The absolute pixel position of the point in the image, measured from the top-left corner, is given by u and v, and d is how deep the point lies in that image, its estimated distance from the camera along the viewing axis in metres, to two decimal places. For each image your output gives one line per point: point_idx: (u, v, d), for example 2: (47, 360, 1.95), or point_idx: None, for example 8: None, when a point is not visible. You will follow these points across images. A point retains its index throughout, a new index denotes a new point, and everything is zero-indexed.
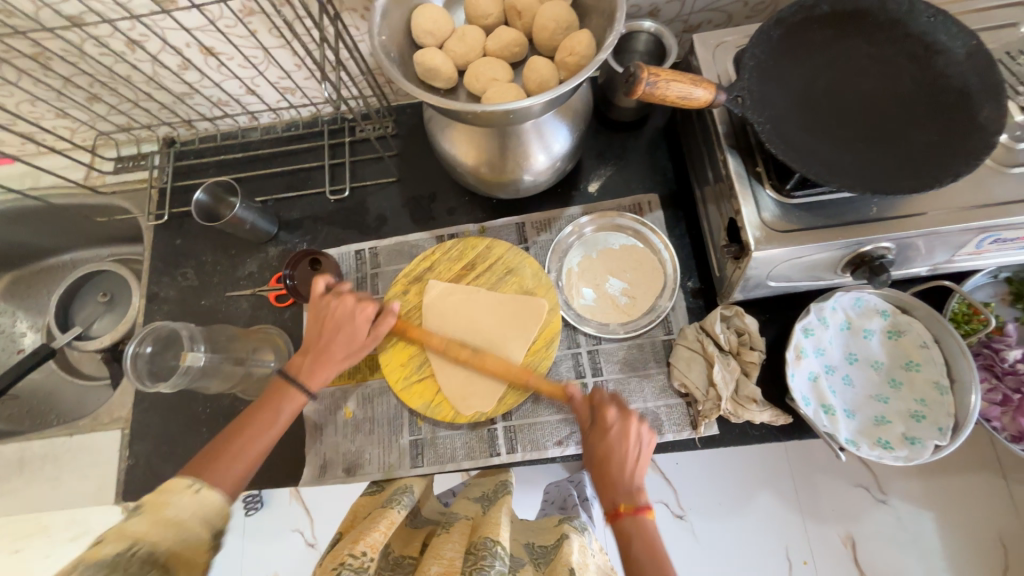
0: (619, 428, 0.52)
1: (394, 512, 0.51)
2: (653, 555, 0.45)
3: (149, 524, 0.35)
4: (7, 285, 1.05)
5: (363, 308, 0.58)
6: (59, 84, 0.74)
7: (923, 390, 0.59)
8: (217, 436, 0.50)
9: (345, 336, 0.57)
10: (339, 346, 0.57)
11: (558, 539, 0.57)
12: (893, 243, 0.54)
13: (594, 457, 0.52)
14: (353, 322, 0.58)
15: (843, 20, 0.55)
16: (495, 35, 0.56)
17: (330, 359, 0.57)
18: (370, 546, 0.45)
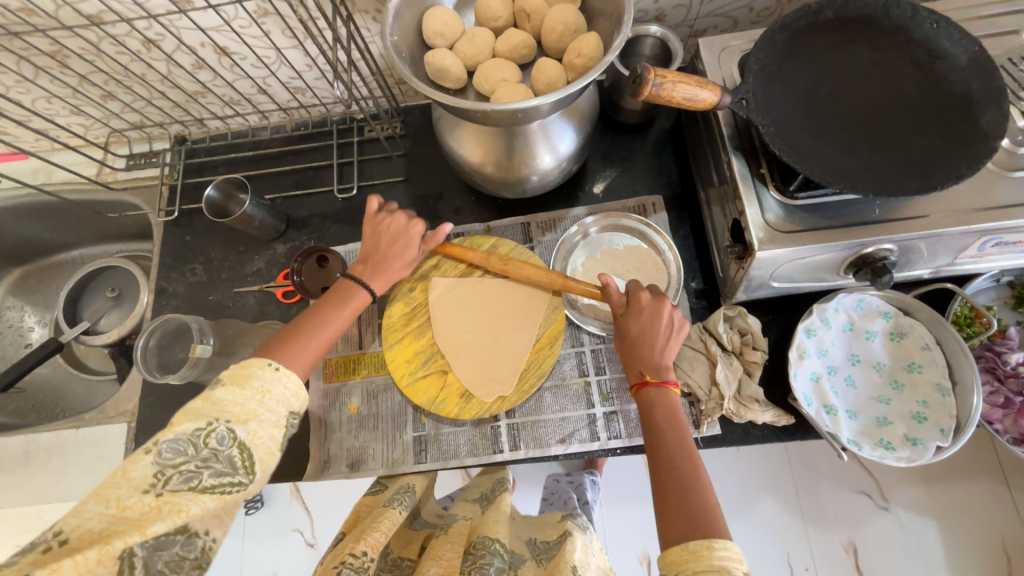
0: (650, 309, 0.55)
1: (395, 512, 0.52)
2: (671, 421, 0.49)
3: (230, 402, 0.38)
4: (16, 280, 1.06)
5: (415, 226, 0.62)
6: (75, 81, 0.75)
7: (925, 391, 0.60)
8: (286, 325, 0.52)
9: (399, 249, 0.61)
10: (396, 263, 0.61)
11: (560, 536, 0.59)
12: (896, 244, 0.55)
13: (621, 334, 0.55)
14: (407, 239, 0.62)
15: (846, 26, 0.56)
16: (505, 37, 0.57)
17: (388, 270, 0.60)
18: (371, 545, 0.47)
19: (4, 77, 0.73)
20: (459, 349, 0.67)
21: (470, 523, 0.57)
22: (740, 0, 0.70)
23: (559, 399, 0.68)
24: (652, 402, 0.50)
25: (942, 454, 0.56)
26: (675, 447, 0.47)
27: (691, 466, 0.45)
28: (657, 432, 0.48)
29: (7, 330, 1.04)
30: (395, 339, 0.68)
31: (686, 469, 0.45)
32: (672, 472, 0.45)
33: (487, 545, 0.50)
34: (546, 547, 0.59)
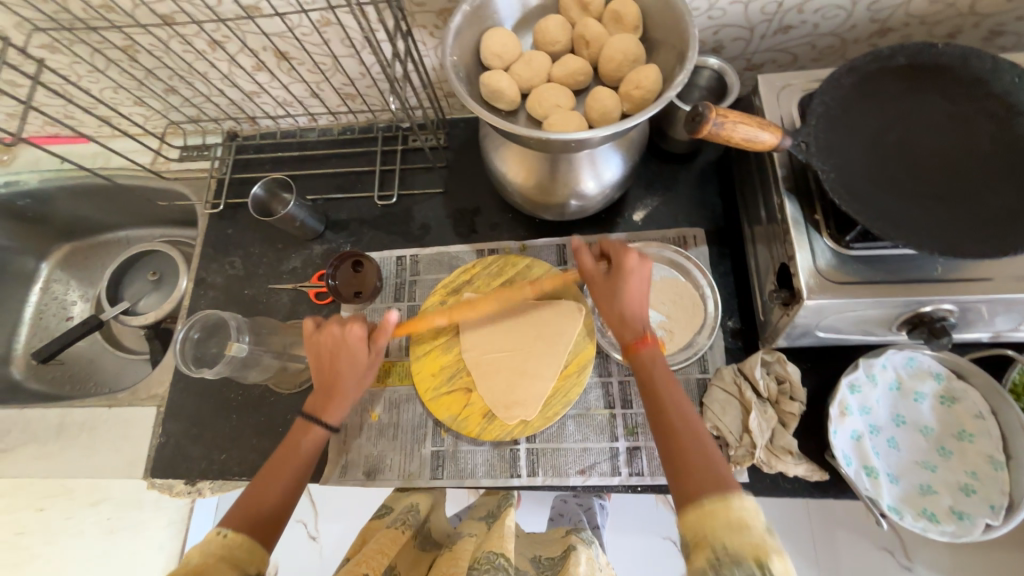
0: (638, 268, 0.56)
1: (399, 534, 0.53)
2: (664, 383, 0.52)
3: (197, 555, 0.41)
4: (64, 255, 1.11)
5: (352, 330, 0.58)
6: (142, 75, 0.78)
7: (976, 463, 0.56)
8: (252, 480, 0.52)
9: (347, 362, 0.57)
10: (346, 379, 0.58)
11: (565, 549, 0.58)
12: (957, 305, 0.52)
13: (609, 299, 0.56)
14: (352, 349, 0.58)
15: (919, 74, 0.54)
16: (562, 63, 0.57)
17: (341, 391, 0.57)
18: (373, 567, 0.46)
19: (77, 67, 0.77)
20: (484, 368, 0.66)
21: (474, 539, 0.56)
22: (804, 37, 0.68)
23: (582, 428, 0.67)
24: (646, 364, 0.54)
25: (992, 533, 0.53)
26: (673, 412, 0.50)
27: (688, 424, 0.49)
28: (657, 397, 0.51)
29: (52, 302, 1.09)
30: (423, 351, 0.69)
31: (684, 426, 0.48)
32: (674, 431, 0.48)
33: (491, 560, 0.48)
34: (549, 563, 0.58)
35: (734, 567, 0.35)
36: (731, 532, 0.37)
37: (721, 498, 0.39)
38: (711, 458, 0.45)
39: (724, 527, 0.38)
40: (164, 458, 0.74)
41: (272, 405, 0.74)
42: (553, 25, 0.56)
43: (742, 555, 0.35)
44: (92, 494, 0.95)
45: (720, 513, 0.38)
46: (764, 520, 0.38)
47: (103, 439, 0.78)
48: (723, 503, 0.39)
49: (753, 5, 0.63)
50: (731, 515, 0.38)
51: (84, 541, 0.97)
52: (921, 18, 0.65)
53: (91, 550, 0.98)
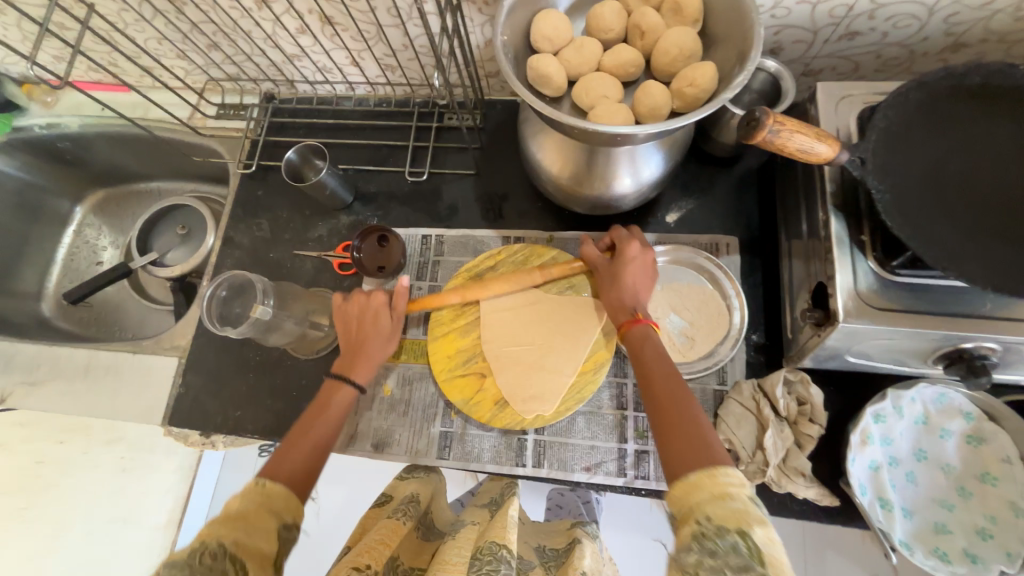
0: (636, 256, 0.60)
1: (399, 523, 0.54)
2: (658, 361, 0.52)
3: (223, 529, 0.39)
4: (99, 201, 1.13)
5: (376, 297, 0.64)
6: (187, 28, 0.78)
7: (996, 507, 0.54)
8: (285, 437, 0.53)
9: (374, 324, 0.63)
10: (373, 339, 0.62)
11: (569, 542, 0.59)
12: (1001, 344, 0.50)
13: (609, 284, 0.60)
14: (377, 316, 0.63)
15: (993, 96, 0.51)
16: (614, 52, 0.55)
17: (366, 350, 0.61)
18: (374, 559, 0.48)
19: (125, 15, 0.77)
20: (500, 355, 0.66)
21: (475, 528, 0.57)
22: (870, 45, 0.65)
23: (592, 426, 0.67)
24: (641, 342, 0.54)
25: None
26: (661, 382, 0.50)
27: (684, 400, 0.48)
28: (652, 375, 0.51)
29: (84, 246, 1.12)
30: (440, 333, 0.69)
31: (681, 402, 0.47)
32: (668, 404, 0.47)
33: (493, 550, 0.49)
34: (555, 554, 0.59)
35: (716, 532, 0.35)
36: (715, 503, 0.37)
37: (704, 470, 0.39)
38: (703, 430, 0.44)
39: (710, 499, 0.37)
40: (182, 409, 0.77)
41: (288, 369, 0.76)
42: (609, 12, 0.54)
43: (725, 526, 0.35)
44: (109, 433, 1.00)
45: (706, 483, 0.38)
46: (749, 491, 0.38)
47: (125, 384, 0.81)
48: (710, 472, 0.39)
49: (821, 7, 0.60)
50: (716, 488, 0.38)
51: (99, 477, 1.02)
52: (1002, 35, 0.60)
53: (105, 486, 1.03)
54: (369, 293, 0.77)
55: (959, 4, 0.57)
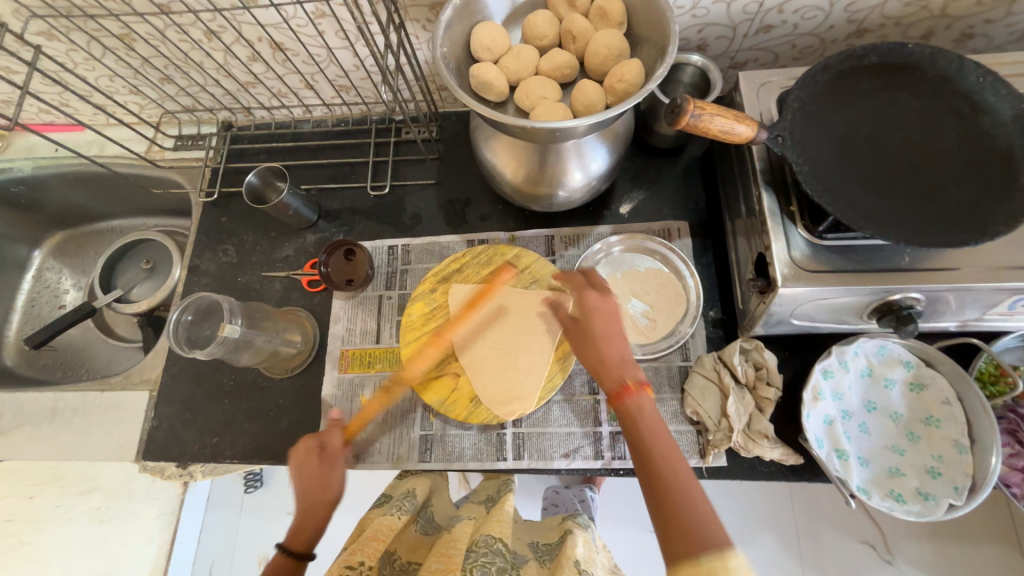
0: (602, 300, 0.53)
1: (394, 518, 0.55)
2: (653, 437, 0.46)
3: None
4: (58, 243, 1.12)
5: (303, 442, 0.58)
6: (138, 64, 0.79)
7: (941, 447, 0.58)
8: None
9: (309, 476, 0.55)
10: (315, 489, 0.54)
11: (562, 534, 0.60)
12: (923, 293, 0.54)
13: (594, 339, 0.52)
14: (319, 464, 0.56)
15: (890, 72, 0.56)
16: (549, 56, 0.59)
17: (312, 504, 0.53)
18: (368, 555, 0.49)
19: (73, 55, 0.77)
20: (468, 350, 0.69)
21: (472, 522, 0.60)
22: (784, 36, 0.71)
23: (567, 413, 0.69)
24: (633, 410, 0.47)
25: (955, 513, 0.55)
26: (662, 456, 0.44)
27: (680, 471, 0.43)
28: (644, 450, 0.45)
29: (44, 290, 1.10)
30: (413, 337, 0.71)
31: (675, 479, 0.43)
32: (664, 484, 0.43)
33: (489, 544, 0.53)
34: (548, 549, 0.60)
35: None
36: None
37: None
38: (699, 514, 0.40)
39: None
40: (157, 442, 0.75)
41: (264, 390, 0.76)
42: (540, 20, 0.58)
43: None
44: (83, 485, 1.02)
45: None
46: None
47: (94, 423, 0.79)
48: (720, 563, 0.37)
49: (735, 4, 0.65)
50: None
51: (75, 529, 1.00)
52: (896, 20, 0.67)
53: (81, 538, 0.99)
54: (340, 307, 0.78)
55: None
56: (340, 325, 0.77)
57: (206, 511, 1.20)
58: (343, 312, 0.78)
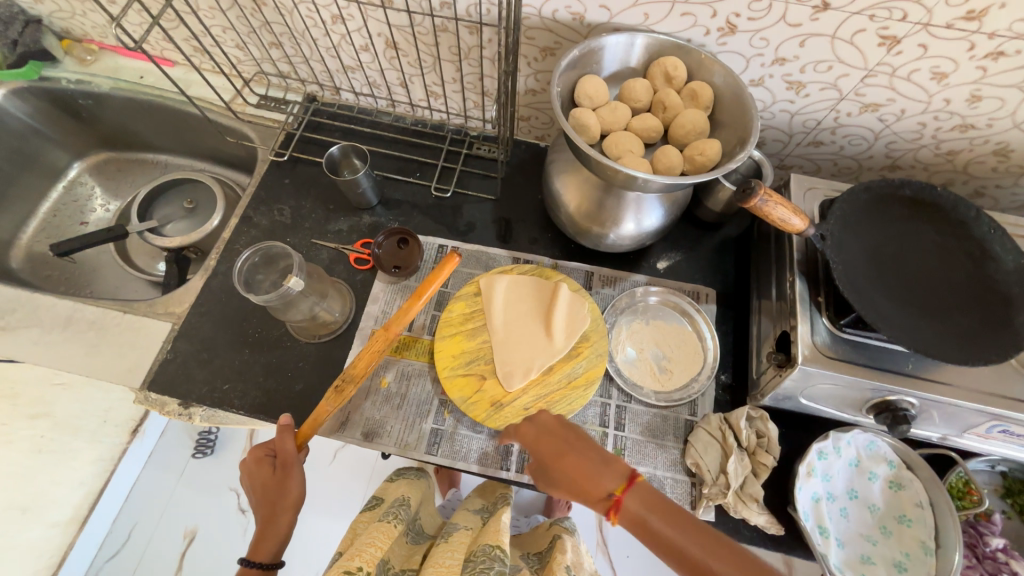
0: (545, 423, 0.59)
1: (390, 526, 0.61)
2: (662, 527, 0.47)
3: None
4: (100, 163, 1.13)
5: (254, 459, 0.64)
6: (256, 25, 0.85)
7: (910, 545, 0.64)
8: None
9: (268, 487, 0.62)
10: (276, 498, 0.61)
11: (552, 540, 0.68)
12: (919, 399, 0.61)
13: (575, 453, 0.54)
14: (273, 471, 0.63)
15: (918, 206, 0.66)
16: (640, 117, 0.67)
17: (273, 516, 0.61)
18: (366, 560, 0.55)
19: (201, 1, 0.82)
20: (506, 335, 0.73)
21: (470, 532, 0.66)
22: (830, 153, 0.81)
23: None
24: (637, 514, 0.48)
25: None
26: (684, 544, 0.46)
27: (721, 557, 0.44)
28: (679, 553, 0.45)
29: (73, 203, 1.10)
30: (448, 332, 0.73)
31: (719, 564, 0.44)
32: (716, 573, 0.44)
33: (487, 552, 0.58)
34: (539, 557, 0.68)
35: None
36: None
37: None
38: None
39: None
40: (165, 375, 0.75)
41: (287, 349, 0.77)
42: (639, 86, 0.66)
43: None
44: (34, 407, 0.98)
45: None
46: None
47: (103, 343, 0.78)
48: None
49: (798, 117, 0.75)
50: None
51: None
52: (924, 165, 0.78)
53: None
54: (380, 289, 0.81)
55: (897, 135, 0.74)
56: (377, 306, 0.80)
57: (145, 467, 1.16)
58: (383, 294, 0.81)
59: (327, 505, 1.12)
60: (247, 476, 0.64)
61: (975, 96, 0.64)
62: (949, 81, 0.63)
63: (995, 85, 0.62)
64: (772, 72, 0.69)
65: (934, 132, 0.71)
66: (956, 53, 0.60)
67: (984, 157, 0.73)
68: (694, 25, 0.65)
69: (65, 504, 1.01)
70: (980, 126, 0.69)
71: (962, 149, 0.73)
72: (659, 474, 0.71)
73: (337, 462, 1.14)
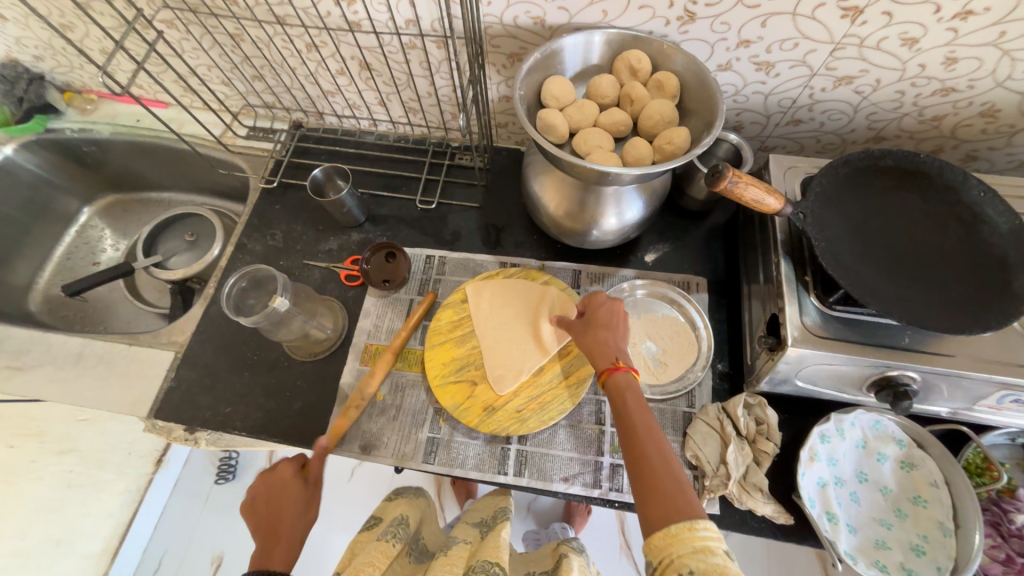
0: (607, 305, 0.64)
1: (388, 545, 0.61)
2: (639, 406, 0.53)
3: None
4: (108, 205, 1.18)
5: (284, 468, 0.62)
6: (237, 60, 0.89)
7: (927, 527, 0.61)
8: None
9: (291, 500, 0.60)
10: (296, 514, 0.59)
11: (558, 559, 0.67)
12: (920, 373, 0.59)
13: (598, 331, 0.62)
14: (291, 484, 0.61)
15: (904, 175, 0.64)
16: (608, 113, 0.67)
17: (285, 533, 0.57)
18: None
19: (184, 43, 0.87)
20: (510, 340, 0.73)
21: (468, 546, 0.66)
22: (811, 131, 0.79)
23: (572, 438, 0.71)
24: (622, 385, 0.55)
25: None
26: (643, 421, 0.52)
27: (661, 450, 0.49)
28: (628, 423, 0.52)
29: (84, 245, 1.15)
30: (438, 341, 0.74)
31: (657, 452, 0.49)
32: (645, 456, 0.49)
33: (486, 568, 0.57)
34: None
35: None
36: (697, 557, 0.41)
37: (688, 523, 0.43)
38: (674, 482, 0.46)
39: (690, 551, 0.41)
40: (171, 402, 0.78)
41: (285, 369, 0.78)
42: (605, 82, 0.67)
43: None
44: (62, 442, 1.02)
45: (686, 537, 0.42)
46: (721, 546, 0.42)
47: (112, 376, 0.81)
48: (689, 526, 0.43)
49: (772, 97, 0.74)
50: (697, 541, 0.42)
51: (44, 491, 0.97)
52: (910, 133, 0.76)
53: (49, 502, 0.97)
54: (371, 303, 0.82)
55: (876, 106, 0.72)
56: (369, 320, 0.81)
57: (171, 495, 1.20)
58: (374, 308, 0.82)
59: (346, 523, 1.13)
60: (258, 489, 0.60)
61: (950, 59, 0.63)
62: (921, 46, 0.62)
63: (969, 45, 0.61)
64: (738, 56, 0.68)
65: (914, 99, 0.70)
66: (923, 17, 0.58)
67: (971, 119, 0.71)
68: (653, 17, 0.65)
69: (94, 537, 1.05)
70: (961, 88, 0.67)
71: (946, 114, 0.71)
72: None
73: (353, 479, 1.15)
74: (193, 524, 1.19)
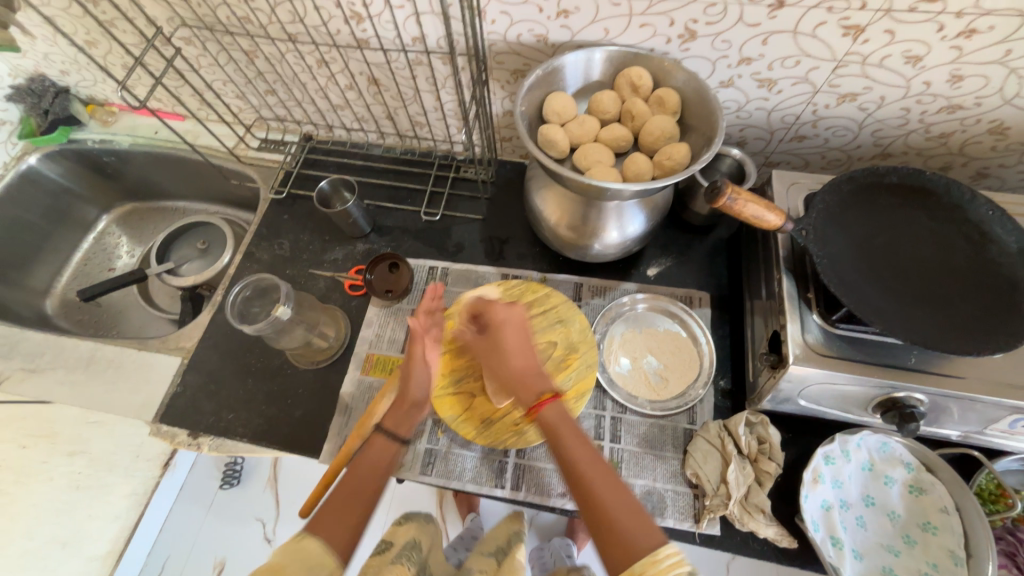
0: (511, 317, 0.68)
1: (406, 566, 0.61)
2: (572, 441, 0.56)
3: None
4: (124, 213, 1.22)
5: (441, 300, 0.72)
6: (251, 75, 0.91)
7: (937, 555, 0.59)
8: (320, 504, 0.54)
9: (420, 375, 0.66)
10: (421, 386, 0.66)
11: None
12: (927, 395, 0.57)
13: (506, 353, 0.65)
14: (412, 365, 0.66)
15: (910, 192, 0.63)
16: (609, 128, 0.68)
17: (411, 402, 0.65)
18: None
19: (201, 59, 0.90)
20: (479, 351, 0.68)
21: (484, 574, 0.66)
22: (815, 147, 0.79)
23: None
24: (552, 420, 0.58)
25: None
26: (581, 457, 0.55)
27: (604, 481, 0.52)
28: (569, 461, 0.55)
29: (101, 252, 1.19)
30: None
31: (602, 486, 0.52)
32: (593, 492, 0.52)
33: None
34: None
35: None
36: None
37: (649, 558, 0.45)
38: (626, 515, 0.49)
39: None
40: (176, 407, 0.79)
41: (287, 377, 0.79)
42: (606, 97, 0.67)
43: None
44: None
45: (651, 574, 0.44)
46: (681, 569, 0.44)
47: (121, 381, 0.83)
48: (650, 560, 0.44)
49: (775, 114, 0.74)
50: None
51: (52, 493, 0.99)
52: (917, 150, 0.75)
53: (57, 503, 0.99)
54: (374, 313, 0.83)
55: (881, 123, 0.72)
56: (371, 330, 0.82)
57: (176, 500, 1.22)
58: (376, 318, 0.83)
59: None
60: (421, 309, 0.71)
61: (955, 76, 0.62)
62: (925, 64, 0.62)
63: (974, 63, 0.60)
64: (740, 72, 0.69)
65: (920, 116, 0.69)
66: (926, 36, 0.58)
67: (979, 137, 0.70)
68: (654, 35, 0.66)
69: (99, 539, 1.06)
70: (968, 106, 0.66)
71: (953, 131, 0.70)
72: (660, 487, 0.68)
73: None
74: (196, 530, 1.20)
